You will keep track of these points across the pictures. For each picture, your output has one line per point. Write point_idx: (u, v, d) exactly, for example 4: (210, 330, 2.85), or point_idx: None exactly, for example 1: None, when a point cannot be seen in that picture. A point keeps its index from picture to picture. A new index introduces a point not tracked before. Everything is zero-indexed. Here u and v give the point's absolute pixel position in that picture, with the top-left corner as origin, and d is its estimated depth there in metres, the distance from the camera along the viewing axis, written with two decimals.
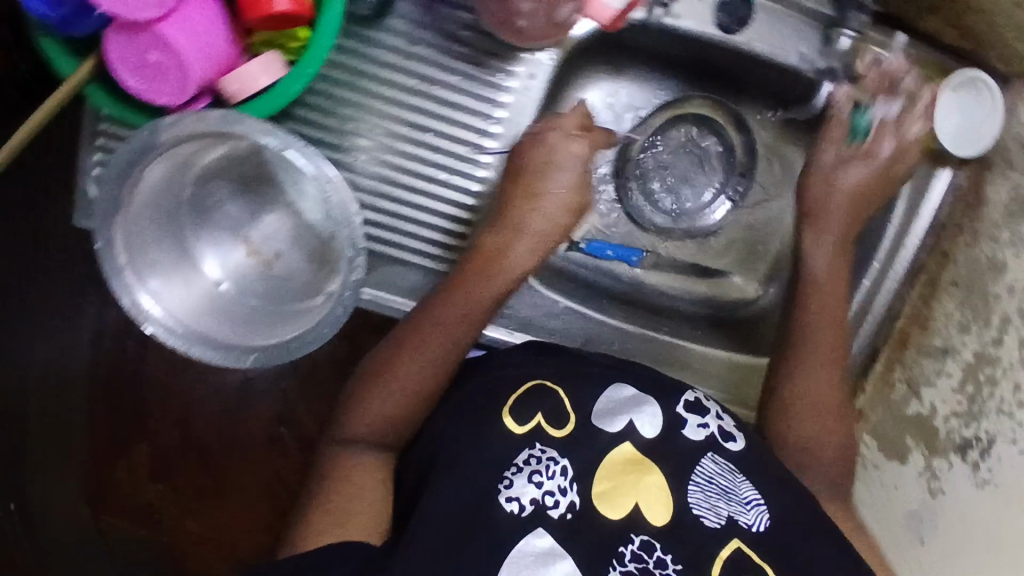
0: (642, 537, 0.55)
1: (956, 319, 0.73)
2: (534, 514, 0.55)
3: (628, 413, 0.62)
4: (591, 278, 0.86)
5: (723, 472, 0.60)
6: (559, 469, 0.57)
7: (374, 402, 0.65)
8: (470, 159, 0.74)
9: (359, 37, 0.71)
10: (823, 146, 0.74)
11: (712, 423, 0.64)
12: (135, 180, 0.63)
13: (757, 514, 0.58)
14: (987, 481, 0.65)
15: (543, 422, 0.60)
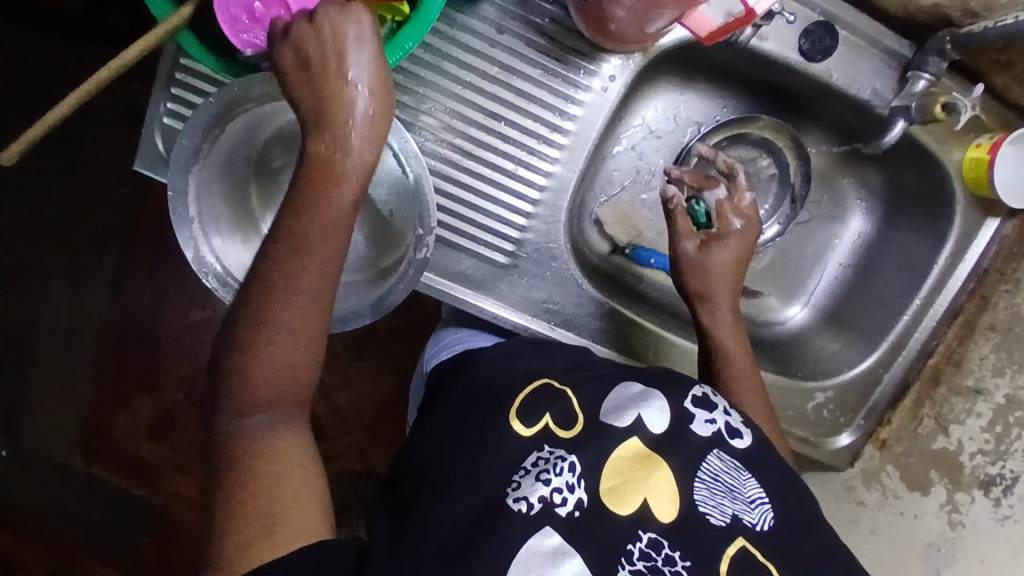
0: (649, 533, 0.53)
1: (992, 361, 0.75)
2: (541, 513, 0.53)
3: (637, 407, 0.61)
4: (632, 282, 0.89)
5: (729, 468, 0.58)
6: (566, 466, 0.56)
7: (258, 378, 0.55)
8: (539, 152, 0.75)
9: (450, 19, 0.72)
10: (680, 239, 0.76)
11: (719, 419, 0.62)
12: (218, 134, 0.63)
13: (761, 513, 0.56)
14: (1007, 517, 0.71)
15: (551, 424, 0.60)
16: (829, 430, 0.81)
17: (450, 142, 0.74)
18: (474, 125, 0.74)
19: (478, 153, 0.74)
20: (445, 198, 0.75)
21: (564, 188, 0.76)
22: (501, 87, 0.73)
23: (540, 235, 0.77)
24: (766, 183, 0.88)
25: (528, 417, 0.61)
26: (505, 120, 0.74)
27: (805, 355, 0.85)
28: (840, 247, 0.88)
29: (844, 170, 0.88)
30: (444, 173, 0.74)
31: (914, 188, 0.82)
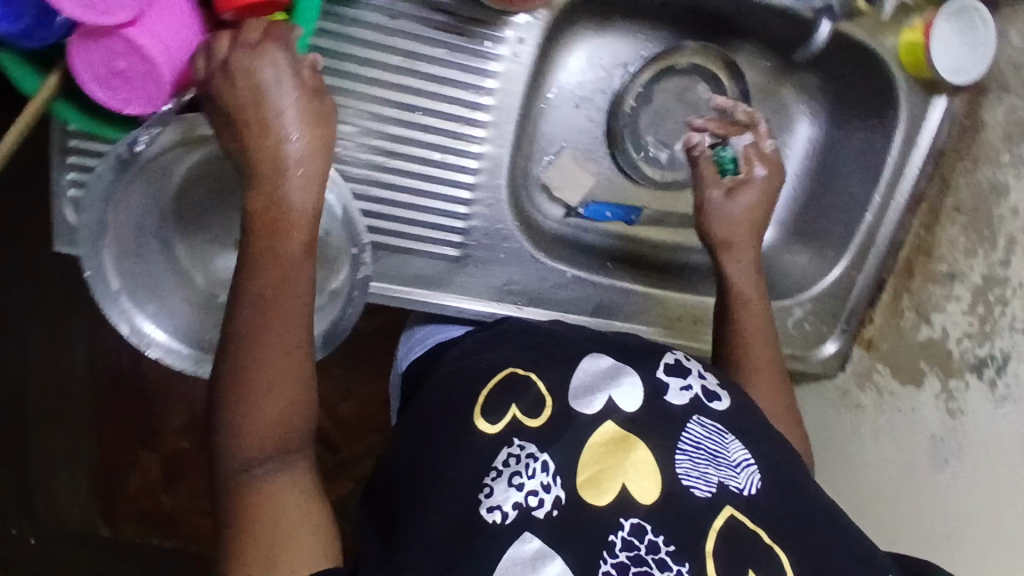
0: (632, 520, 0.53)
1: (962, 243, 0.74)
2: (518, 518, 0.53)
3: (607, 388, 0.60)
4: (593, 240, 0.86)
5: (710, 433, 0.58)
6: (540, 466, 0.56)
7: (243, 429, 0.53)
8: (463, 135, 0.72)
9: (335, 16, 0.66)
10: (708, 187, 0.75)
11: (694, 384, 0.62)
12: (118, 202, 0.62)
13: (747, 476, 0.56)
14: (1004, 398, 0.67)
15: (519, 414, 0.60)
16: (815, 340, 0.83)
17: (370, 146, 0.70)
18: (390, 122, 0.70)
19: (402, 151, 0.71)
20: (379, 204, 0.72)
21: (498, 167, 0.74)
22: (409, 77, 0.69)
23: (485, 219, 0.75)
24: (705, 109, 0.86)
25: (493, 411, 0.61)
26: (421, 110, 0.70)
27: (775, 274, 0.85)
28: (794, 158, 0.86)
29: (783, 79, 0.85)
30: (371, 179, 0.71)
31: (857, 82, 0.79)
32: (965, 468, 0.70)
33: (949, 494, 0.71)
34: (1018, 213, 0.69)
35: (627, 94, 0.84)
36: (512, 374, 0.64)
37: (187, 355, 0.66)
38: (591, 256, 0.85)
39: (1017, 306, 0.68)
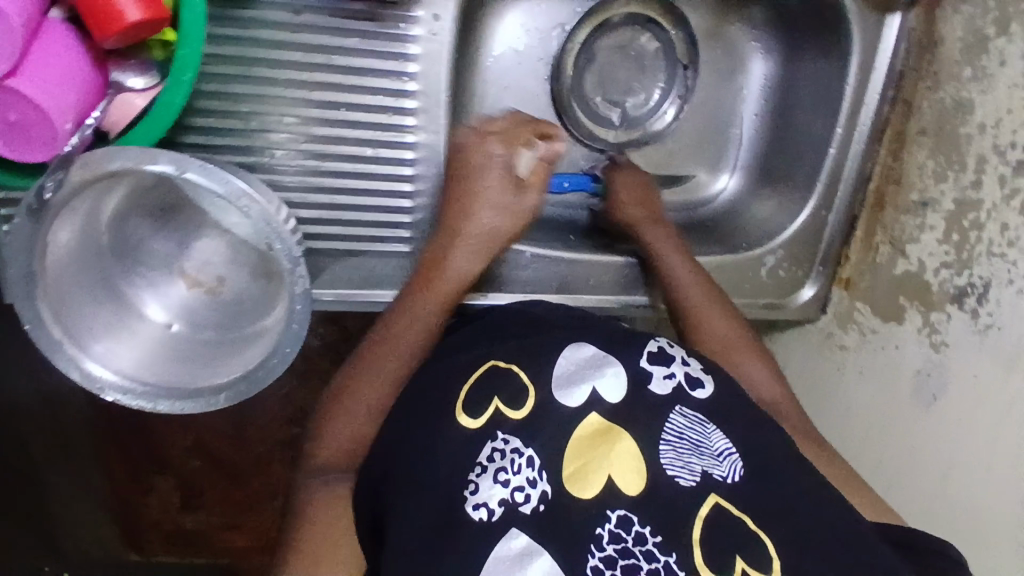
0: (618, 512, 0.52)
1: (930, 169, 0.70)
2: (504, 515, 0.52)
3: (589, 379, 0.59)
4: (553, 214, 0.83)
5: (693, 423, 0.58)
6: (525, 461, 0.54)
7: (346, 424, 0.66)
8: (394, 126, 0.69)
9: (236, 21, 0.63)
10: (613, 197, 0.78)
11: (678, 372, 0.61)
12: (45, 247, 0.58)
13: (730, 464, 0.56)
14: (988, 327, 0.64)
15: (499, 406, 0.57)
16: (791, 287, 0.81)
17: (301, 151, 0.68)
18: (316, 123, 0.67)
19: (335, 152, 0.68)
20: (318, 208, 0.70)
21: (437, 155, 0.71)
22: (326, 73, 0.66)
23: (431, 210, 0.73)
24: (652, 61, 0.82)
25: (474, 408, 0.58)
26: (345, 105, 0.67)
27: (745, 224, 0.83)
28: (750, 98, 0.83)
29: (729, 17, 0.81)
30: (308, 184, 0.69)
31: (805, 10, 0.75)
32: (954, 403, 0.67)
33: (941, 435, 0.68)
34: (986, 130, 0.65)
35: (567, 55, 0.79)
36: (495, 368, 0.60)
37: (145, 395, 0.63)
38: (551, 230, 0.81)
39: (992, 230, 0.64)
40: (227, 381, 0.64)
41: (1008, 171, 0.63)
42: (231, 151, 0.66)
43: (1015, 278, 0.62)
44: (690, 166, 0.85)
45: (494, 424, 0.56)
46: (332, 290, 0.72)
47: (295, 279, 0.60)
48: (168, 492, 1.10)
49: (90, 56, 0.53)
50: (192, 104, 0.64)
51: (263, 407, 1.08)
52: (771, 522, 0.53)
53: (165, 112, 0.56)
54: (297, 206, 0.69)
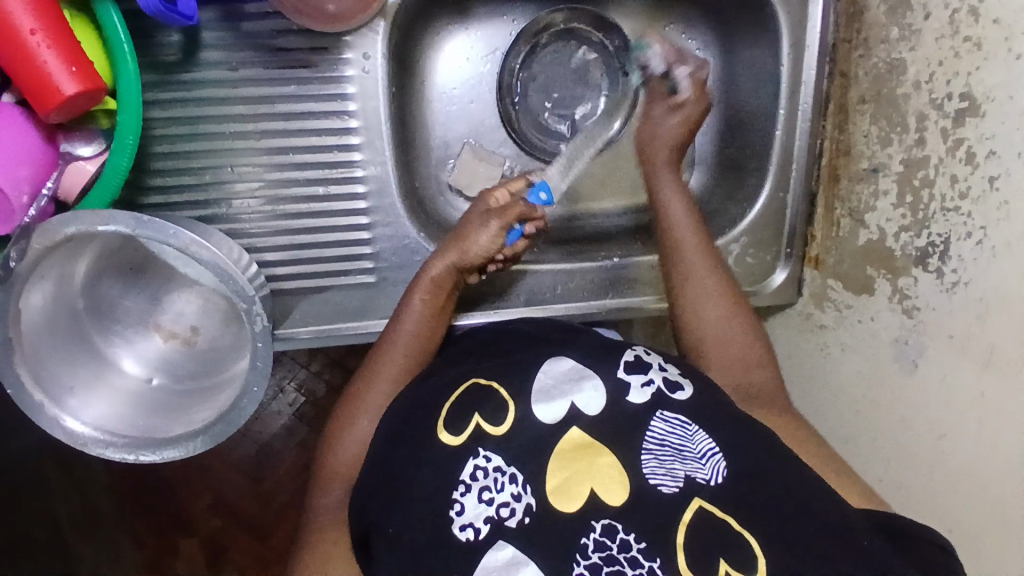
0: (603, 521, 0.51)
1: (875, 134, 0.70)
2: (492, 531, 0.52)
3: (568, 394, 0.58)
4: None
5: (674, 428, 0.56)
6: (508, 478, 0.54)
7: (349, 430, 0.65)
8: (342, 162, 0.72)
9: (181, 84, 0.67)
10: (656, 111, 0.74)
11: (656, 378, 0.60)
12: (18, 311, 0.60)
13: (713, 465, 0.54)
14: (955, 284, 0.62)
15: (480, 422, 0.57)
16: (763, 272, 0.80)
17: (256, 198, 0.70)
18: (267, 169, 0.70)
19: (287, 194, 0.71)
20: (280, 250, 0.71)
21: (386, 185, 0.73)
22: (269, 121, 0.69)
23: (390, 239, 0.74)
24: (592, 71, 0.84)
25: (456, 424, 0.58)
26: (292, 149, 0.70)
27: (708, 217, 0.83)
28: None
29: (661, 19, 0.83)
30: (267, 228, 0.71)
31: (730, 1, 0.77)
32: (933, 367, 0.64)
33: (922, 401, 0.65)
34: (921, 86, 0.65)
35: (507, 77, 0.82)
36: (475, 385, 0.60)
37: (128, 446, 0.64)
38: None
39: (943, 185, 0.63)
40: (203, 426, 0.64)
41: (948, 123, 0.62)
42: (192, 206, 0.70)
43: (972, 231, 0.60)
44: None
45: (474, 441, 0.56)
46: (308, 327, 0.73)
47: (255, 316, 0.61)
48: (195, 556, 1.09)
49: (40, 129, 0.58)
50: (148, 167, 0.68)
51: (275, 459, 1.09)
52: (756, 516, 0.51)
53: (112, 174, 0.59)
54: (260, 250, 0.71)
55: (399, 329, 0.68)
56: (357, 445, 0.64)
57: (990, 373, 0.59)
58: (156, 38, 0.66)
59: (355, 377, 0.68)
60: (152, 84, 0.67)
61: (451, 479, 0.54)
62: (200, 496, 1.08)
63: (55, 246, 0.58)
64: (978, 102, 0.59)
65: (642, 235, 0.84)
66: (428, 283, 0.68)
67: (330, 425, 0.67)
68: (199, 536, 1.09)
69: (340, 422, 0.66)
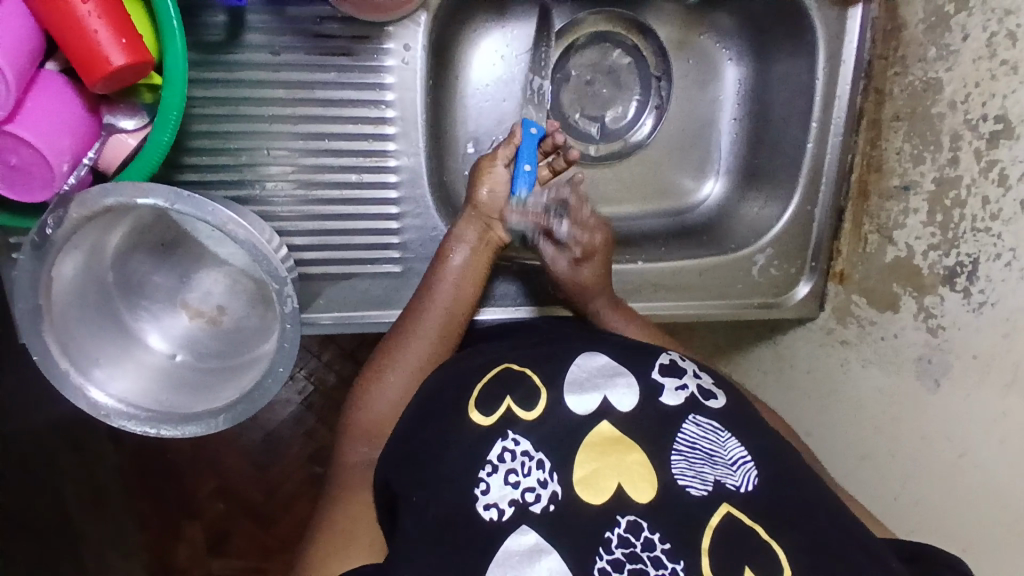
0: (628, 517, 0.51)
1: (908, 152, 0.70)
2: (515, 515, 0.52)
3: (601, 387, 0.58)
4: None
5: (707, 432, 0.56)
6: (535, 464, 0.54)
7: (380, 394, 0.65)
8: (376, 151, 0.72)
9: (223, 65, 0.68)
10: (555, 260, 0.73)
11: (690, 383, 0.61)
12: (49, 280, 0.61)
13: (744, 474, 0.54)
14: (982, 304, 0.62)
15: (513, 405, 0.57)
16: (786, 284, 0.80)
17: (290, 181, 0.71)
18: (303, 153, 0.71)
19: (320, 180, 0.71)
20: (309, 235, 0.72)
21: (417, 177, 0.73)
22: (307, 106, 0.70)
23: (418, 230, 0.74)
24: (624, 75, 0.84)
25: (486, 405, 0.58)
26: (328, 135, 0.71)
27: (734, 226, 0.83)
28: (727, 103, 0.85)
29: (697, 27, 0.84)
30: (298, 212, 0.71)
31: (768, 12, 0.78)
32: (958, 388, 0.64)
33: (946, 419, 0.65)
34: (957, 106, 0.65)
35: (542, 77, 0.83)
36: (507, 369, 0.61)
37: (149, 420, 0.64)
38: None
39: (974, 206, 0.63)
40: (225, 404, 0.65)
41: (982, 144, 0.63)
42: (225, 186, 0.70)
43: (1002, 252, 0.61)
44: (674, 174, 0.86)
45: (505, 423, 0.56)
46: (331, 312, 0.73)
47: (286, 295, 0.61)
48: (197, 539, 1.09)
49: (83, 99, 0.58)
50: (186, 145, 0.69)
51: (284, 446, 1.10)
52: (780, 522, 0.51)
53: (155, 147, 0.59)
54: (289, 233, 0.71)
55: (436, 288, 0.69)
56: (383, 418, 0.64)
57: (1015, 395, 0.59)
58: (202, 18, 0.67)
59: (389, 336, 0.68)
60: (194, 63, 0.67)
61: (476, 462, 0.55)
62: (207, 479, 1.08)
63: (93, 216, 0.59)
64: (1013, 125, 0.60)
65: (667, 239, 0.83)
66: (460, 248, 0.69)
67: (360, 386, 0.67)
68: (204, 518, 1.09)
69: (372, 378, 0.66)
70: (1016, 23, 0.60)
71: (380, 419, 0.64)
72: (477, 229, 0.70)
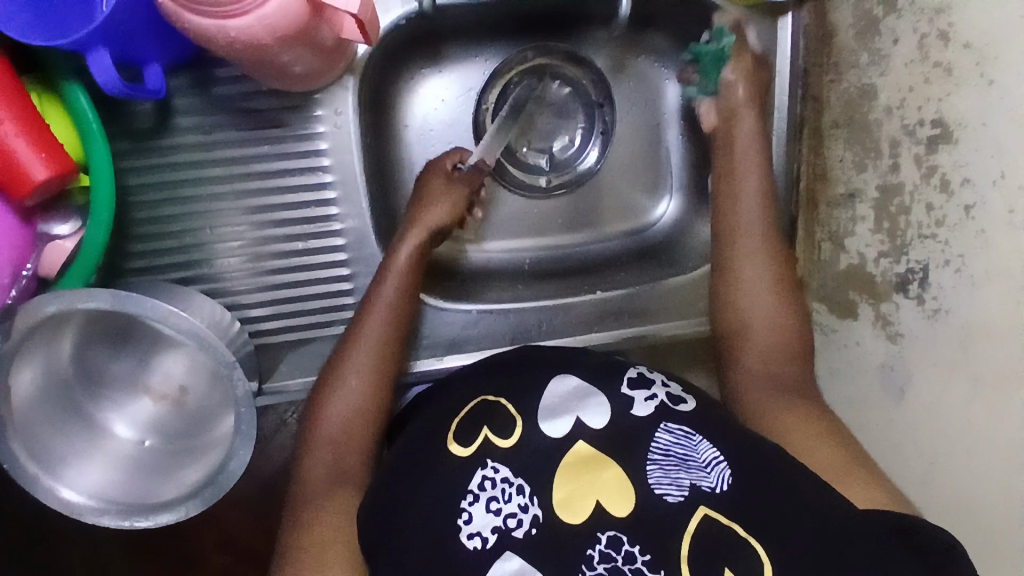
0: (609, 532, 0.53)
1: (850, 159, 0.70)
2: (499, 542, 0.53)
3: (574, 409, 0.58)
4: (514, 263, 0.86)
5: (679, 439, 0.57)
6: (514, 490, 0.54)
7: (332, 408, 0.65)
8: (320, 217, 0.72)
9: (153, 151, 0.68)
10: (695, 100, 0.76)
11: (659, 392, 0.60)
12: (9, 390, 0.62)
13: (718, 474, 0.54)
14: (936, 311, 0.62)
15: (488, 435, 0.57)
16: None
17: (238, 256, 0.71)
18: (247, 227, 0.71)
19: (270, 251, 0.72)
20: (265, 305, 0.73)
21: (363, 237, 0.73)
22: (247, 181, 0.70)
23: None
24: (567, 105, 0.84)
25: (464, 436, 0.58)
26: (270, 206, 0.71)
27: (691, 242, 0.84)
28: (670, 120, 0.85)
29: (634, 49, 0.83)
30: (251, 285, 0.72)
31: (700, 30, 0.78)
32: (923, 394, 0.64)
33: (914, 422, 0.65)
34: (892, 112, 0.64)
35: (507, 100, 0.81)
36: (484, 401, 0.61)
37: (122, 513, 0.65)
38: (454, 290, 0.81)
39: (919, 213, 0.63)
40: (194, 487, 0.65)
41: (921, 150, 0.62)
42: (174, 268, 0.70)
43: (951, 259, 0.60)
44: (630, 193, 0.87)
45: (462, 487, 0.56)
46: (298, 379, 0.73)
47: (235, 377, 0.61)
48: None
49: (15, 212, 0.58)
50: (130, 233, 0.69)
51: None
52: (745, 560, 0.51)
53: (90, 249, 0.59)
54: (247, 307, 0.72)
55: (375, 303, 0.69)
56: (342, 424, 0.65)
57: (980, 400, 0.58)
58: (126, 108, 0.66)
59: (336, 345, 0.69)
60: (128, 152, 0.67)
61: (434, 529, 0.54)
62: None
63: (41, 324, 0.59)
64: (950, 129, 0.59)
65: (627, 262, 0.86)
66: (401, 260, 0.70)
67: (310, 398, 0.68)
68: None
69: (325, 387, 0.67)
70: (946, 23, 0.58)
71: (339, 428, 0.65)
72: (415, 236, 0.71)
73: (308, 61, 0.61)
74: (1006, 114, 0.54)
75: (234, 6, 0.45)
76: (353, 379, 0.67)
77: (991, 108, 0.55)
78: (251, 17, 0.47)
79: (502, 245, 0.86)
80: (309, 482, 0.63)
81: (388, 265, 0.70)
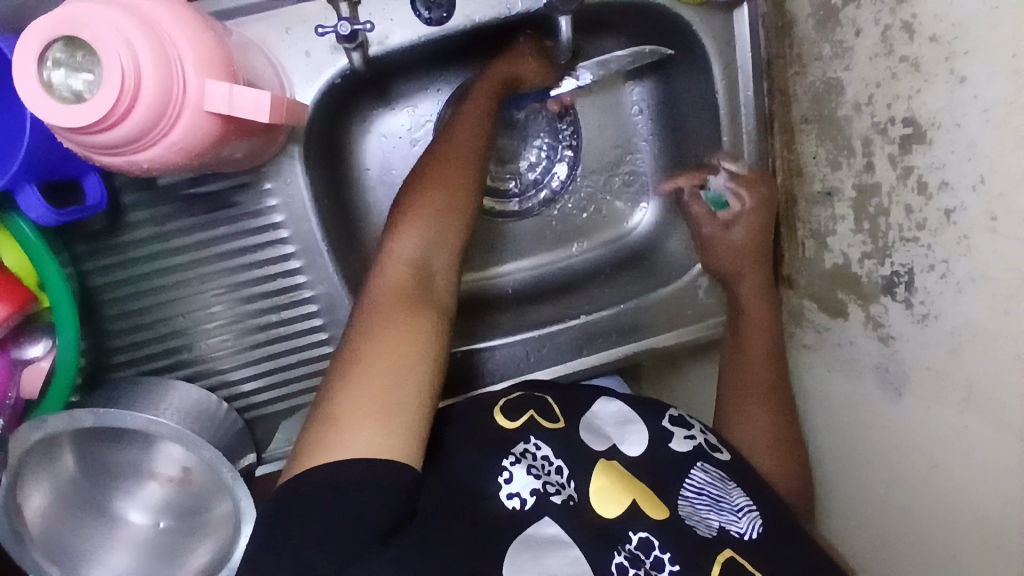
0: (639, 534, 0.53)
1: (824, 156, 0.67)
2: (536, 505, 0.52)
3: (613, 434, 0.61)
4: (496, 291, 0.83)
5: (714, 480, 0.58)
6: (554, 468, 0.55)
7: (413, 236, 0.57)
8: (290, 285, 0.71)
9: (110, 250, 0.67)
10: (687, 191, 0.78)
11: (698, 433, 0.62)
12: (19, 507, 0.64)
13: (749, 521, 0.56)
14: (926, 316, 0.58)
15: (535, 416, 0.59)
16: None
17: (217, 334, 0.71)
18: (219, 305, 0.70)
19: (248, 326, 0.72)
20: (252, 376, 0.73)
21: (335, 301, 0.72)
22: (210, 262, 0.69)
23: None
24: (530, 124, 0.83)
25: (511, 410, 0.59)
26: (238, 281, 0.70)
27: (671, 248, 0.82)
28: (638, 123, 0.83)
29: None
30: (235, 360, 0.72)
31: (656, 32, 0.74)
32: (917, 400, 0.61)
33: (911, 428, 0.62)
34: (861, 109, 0.61)
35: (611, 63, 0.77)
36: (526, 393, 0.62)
37: None
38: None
39: (899, 215, 0.59)
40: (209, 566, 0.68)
41: (895, 149, 0.58)
42: (157, 354, 0.71)
43: (935, 264, 0.56)
44: (606, 201, 0.85)
45: None
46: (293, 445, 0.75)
47: (223, 469, 0.63)
48: None
49: None
50: (106, 331, 0.69)
51: None
52: None
53: (63, 370, 0.60)
54: (236, 381, 0.73)
55: (457, 141, 0.64)
56: (419, 256, 0.57)
57: (971, 411, 0.55)
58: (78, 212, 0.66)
59: (412, 176, 0.62)
60: (87, 256, 0.67)
61: None
62: None
63: (33, 445, 0.61)
64: (922, 128, 0.55)
65: (609, 276, 0.84)
66: (479, 106, 0.67)
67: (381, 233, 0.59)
68: None
69: (406, 211, 0.58)
70: (909, 14, 0.54)
71: (419, 259, 0.57)
72: (491, 95, 0.68)
73: (250, 149, 0.60)
74: (980, 115, 0.50)
75: (135, 143, 0.44)
76: (436, 216, 0.58)
77: (964, 107, 0.51)
78: (156, 147, 0.45)
79: (487, 269, 0.84)
80: (376, 307, 0.53)
81: (473, 112, 0.66)
